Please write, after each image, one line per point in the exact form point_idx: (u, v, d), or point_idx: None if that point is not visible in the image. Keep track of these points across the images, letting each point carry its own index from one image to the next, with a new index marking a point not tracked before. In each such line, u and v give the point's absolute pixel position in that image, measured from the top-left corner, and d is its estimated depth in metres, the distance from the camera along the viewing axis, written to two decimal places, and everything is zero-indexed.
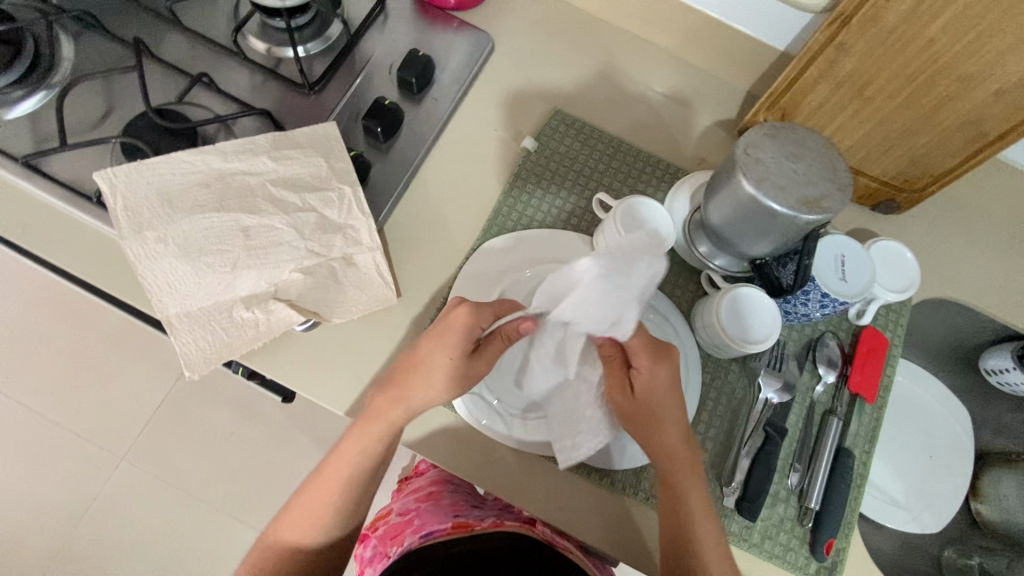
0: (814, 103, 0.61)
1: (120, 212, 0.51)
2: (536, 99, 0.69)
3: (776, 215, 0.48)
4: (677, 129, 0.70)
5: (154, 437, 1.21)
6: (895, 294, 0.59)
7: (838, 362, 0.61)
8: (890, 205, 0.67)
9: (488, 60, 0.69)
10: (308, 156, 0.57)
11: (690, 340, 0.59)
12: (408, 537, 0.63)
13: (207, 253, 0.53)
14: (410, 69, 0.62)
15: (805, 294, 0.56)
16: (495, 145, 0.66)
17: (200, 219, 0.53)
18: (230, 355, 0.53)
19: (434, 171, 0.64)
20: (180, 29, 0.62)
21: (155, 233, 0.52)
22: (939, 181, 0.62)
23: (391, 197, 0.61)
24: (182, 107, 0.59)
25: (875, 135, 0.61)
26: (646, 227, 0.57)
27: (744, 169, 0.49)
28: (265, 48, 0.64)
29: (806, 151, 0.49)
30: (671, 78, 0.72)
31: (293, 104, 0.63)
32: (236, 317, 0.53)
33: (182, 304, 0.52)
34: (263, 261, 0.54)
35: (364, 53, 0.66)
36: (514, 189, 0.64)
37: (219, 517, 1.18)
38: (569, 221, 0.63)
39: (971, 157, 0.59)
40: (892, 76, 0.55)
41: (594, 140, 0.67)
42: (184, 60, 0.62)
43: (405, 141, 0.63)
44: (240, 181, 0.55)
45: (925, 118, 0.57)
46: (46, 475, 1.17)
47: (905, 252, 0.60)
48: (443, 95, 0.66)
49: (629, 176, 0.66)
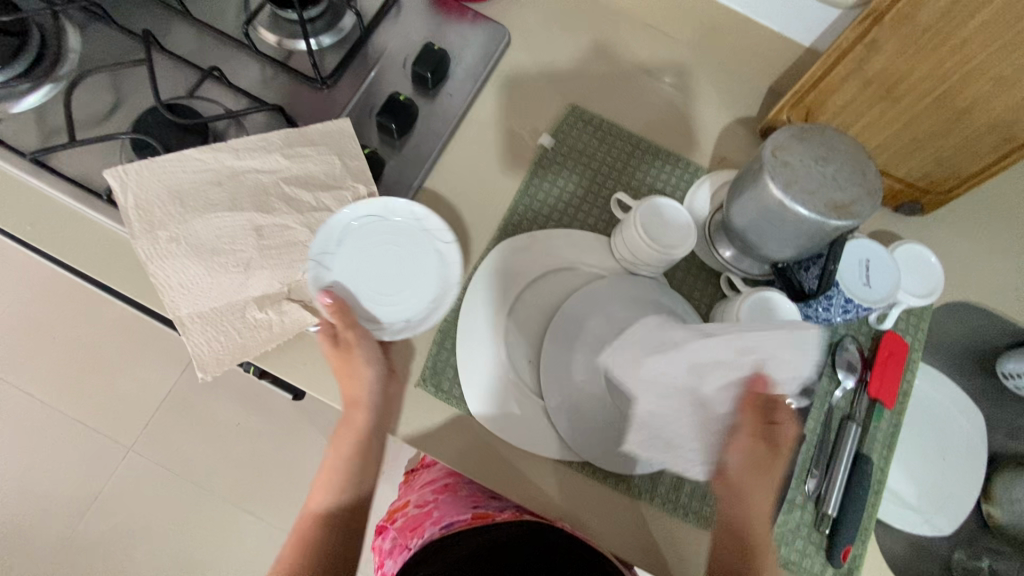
0: (839, 103, 0.59)
1: (131, 211, 0.52)
2: (552, 95, 0.67)
3: (803, 220, 0.47)
4: (696, 126, 0.68)
5: (162, 429, 1.21)
6: (918, 298, 0.57)
7: (857, 367, 0.60)
8: (912, 207, 0.65)
9: (504, 54, 0.68)
10: (321, 153, 0.57)
11: None
12: (427, 530, 0.62)
13: (219, 253, 0.53)
14: (426, 63, 0.61)
15: (828, 300, 0.54)
16: (511, 142, 0.65)
17: (212, 219, 0.54)
18: (243, 356, 0.52)
19: (448, 169, 0.63)
20: (191, 22, 0.61)
21: (166, 233, 0.53)
22: (965, 183, 0.61)
23: (405, 195, 0.60)
24: (192, 102, 0.58)
25: (902, 137, 0.59)
26: (669, 230, 0.57)
27: (772, 172, 0.47)
28: (277, 40, 0.63)
29: (836, 154, 0.48)
30: (690, 73, 0.70)
31: (306, 100, 0.62)
32: (249, 318, 0.52)
33: (194, 304, 0.52)
34: (275, 261, 0.54)
35: (377, 46, 0.64)
36: (530, 188, 0.62)
37: (227, 509, 1.19)
38: (586, 220, 0.62)
39: (1001, 159, 0.57)
40: (923, 77, 0.53)
41: (611, 137, 0.65)
42: (193, 53, 0.61)
43: (419, 137, 0.62)
44: (252, 178, 0.55)
45: (955, 120, 0.55)
46: (55, 466, 1.17)
47: (930, 257, 0.59)
48: (458, 90, 0.64)
49: (647, 175, 0.64)
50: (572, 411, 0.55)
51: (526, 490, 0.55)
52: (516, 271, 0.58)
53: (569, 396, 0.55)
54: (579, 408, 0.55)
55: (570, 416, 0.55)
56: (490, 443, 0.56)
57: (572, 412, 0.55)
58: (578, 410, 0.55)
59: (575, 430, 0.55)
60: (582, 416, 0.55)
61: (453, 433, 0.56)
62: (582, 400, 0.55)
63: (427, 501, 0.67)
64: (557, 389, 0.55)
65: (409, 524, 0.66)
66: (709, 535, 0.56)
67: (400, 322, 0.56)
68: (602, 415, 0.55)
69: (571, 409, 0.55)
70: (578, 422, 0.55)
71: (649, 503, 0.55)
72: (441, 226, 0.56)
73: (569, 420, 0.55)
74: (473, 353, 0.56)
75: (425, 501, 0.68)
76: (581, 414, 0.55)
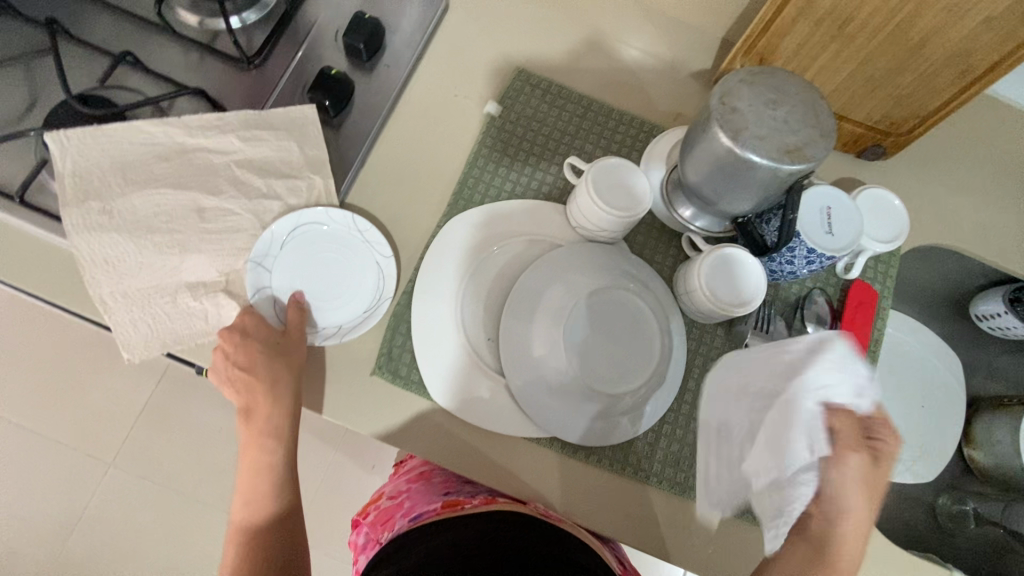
0: (792, 46, 0.57)
1: (67, 177, 0.48)
2: (498, 60, 0.64)
3: (756, 168, 0.45)
4: (650, 84, 0.65)
5: (140, 441, 1.18)
6: (883, 244, 0.56)
7: (827, 319, 0.59)
8: (875, 151, 0.64)
9: (443, 20, 0.64)
10: (280, 139, 0.53)
11: (674, 307, 0.56)
12: (398, 522, 0.59)
13: (157, 232, 0.50)
14: (357, 34, 0.57)
15: (790, 251, 0.52)
16: (456, 113, 0.62)
17: (152, 196, 0.50)
18: (172, 344, 0.49)
19: (392, 145, 0.60)
20: (100, 6, 0.57)
21: (102, 205, 0.49)
22: (925, 121, 0.59)
23: (347, 175, 0.57)
24: (107, 92, 0.54)
25: (857, 78, 0.57)
26: (627, 192, 0.54)
27: (721, 121, 0.45)
28: (197, 20, 0.59)
29: (786, 97, 0.45)
30: (640, 29, 0.67)
31: (233, 82, 0.58)
32: (181, 304, 0.50)
33: (119, 283, 0.49)
34: (216, 246, 0.51)
35: (306, 20, 0.61)
36: (479, 159, 0.59)
37: (215, 516, 1.16)
38: (540, 189, 0.60)
39: (959, 93, 0.55)
40: (874, 10, 0.51)
41: (561, 101, 0.62)
42: (106, 39, 0.57)
43: (358, 113, 0.59)
44: (202, 158, 0.51)
45: (910, 55, 0.53)
46: (31, 488, 1.13)
47: (893, 200, 0.57)
48: (396, 61, 0.61)
49: (601, 138, 0.62)
50: (537, 388, 0.52)
51: (494, 472, 0.53)
52: (469, 248, 0.56)
53: (532, 374, 0.52)
54: (546, 385, 0.52)
55: (536, 393, 0.52)
56: (454, 427, 0.53)
57: (537, 388, 0.52)
58: (545, 387, 0.52)
59: (543, 408, 0.52)
60: (548, 391, 0.52)
61: (414, 420, 0.53)
62: (547, 376, 0.52)
63: (401, 492, 0.66)
64: (520, 366, 0.52)
65: (380, 517, 0.64)
66: (686, 501, 0.54)
67: (333, 328, 0.53)
68: (568, 389, 0.52)
69: (537, 386, 0.52)
70: (545, 399, 0.52)
71: (622, 473, 0.54)
72: (382, 241, 0.54)
73: (536, 398, 0.52)
74: (429, 336, 0.53)
75: (398, 492, 0.66)
76: (548, 390, 0.52)
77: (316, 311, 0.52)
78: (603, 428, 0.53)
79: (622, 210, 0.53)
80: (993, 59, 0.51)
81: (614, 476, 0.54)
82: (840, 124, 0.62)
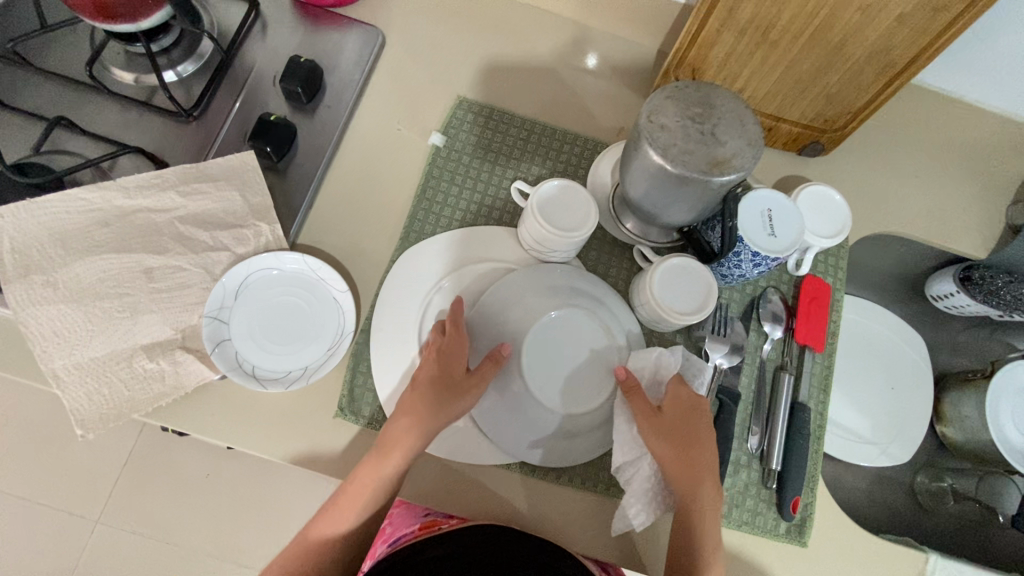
0: (721, 55, 0.58)
1: (6, 255, 0.47)
2: (439, 90, 0.64)
3: (688, 182, 0.46)
4: (591, 101, 0.67)
5: (123, 497, 1.15)
6: (827, 240, 0.57)
7: (783, 316, 0.60)
8: (815, 147, 0.65)
9: (381, 56, 0.65)
10: (221, 190, 0.53)
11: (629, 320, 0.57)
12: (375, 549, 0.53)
13: (104, 298, 0.49)
14: (294, 78, 0.58)
15: (737, 256, 0.53)
16: (401, 146, 0.62)
17: (96, 261, 0.49)
18: (132, 411, 0.49)
19: (339, 184, 0.60)
20: (31, 72, 0.56)
21: (44, 276, 0.48)
22: (856, 116, 0.61)
23: (296, 219, 0.57)
24: (45, 158, 0.54)
25: (788, 80, 0.59)
26: (575, 212, 0.55)
27: (649, 139, 0.46)
28: (133, 78, 0.59)
29: (710, 110, 0.47)
30: (577, 48, 0.68)
31: (173, 136, 0.58)
32: (137, 369, 0.49)
33: (71, 355, 0.48)
34: (168, 305, 0.51)
35: (244, 68, 0.61)
36: (428, 190, 0.60)
37: (208, 564, 1.14)
38: (490, 215, 0.60)
39: (884, 87, 0.57)
40: (792, 17, 0.52)
41: (505, 125, 0.63)
42: (41, 104, 0.56)
43: (301, 157, 0.59)
44: (144, 219, 0.51)
45: (833, 55, 0.55)
46: (14, 556, 1.10)
47: (833, 195, 0.59)
48: (336, 101, 0.61)
49: (547, 158, 0.63)
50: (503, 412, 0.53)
51: (465, 503, 0.53)
52: (423, 279, 0.56)
53: (496, 399, 0.53)
54: (511, 409, 0.53)
55: (501, 418, 0.53)
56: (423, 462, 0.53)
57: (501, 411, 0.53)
58: (510, 410, 0.53)
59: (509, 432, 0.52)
60: (513, 414, 0.53)
61: None
62: (510, 399, 0.53)
63: None
64: (485, 393, 0.53)
65: None
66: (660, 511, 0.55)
67: (292, 373, 0.52)
68: (533, 411, 0.53)
69: (502, 411, 0.53)
70: (511, 423, 0.53)
71: (594, 490, 0.54)
72: (337, 277, 0.54)
73: (502, 423, 0.53)
74: (388, 371, 0.53)
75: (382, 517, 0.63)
76: (513, 413, 0.53)
77: (272, 360, 0.52)
78: (562, 449, 0.53)
79: (566, 231, 0.53)
80: (910, 53, 0.53)
81: (587, 493, 0.54)
82: (777, 125, 0.64)
